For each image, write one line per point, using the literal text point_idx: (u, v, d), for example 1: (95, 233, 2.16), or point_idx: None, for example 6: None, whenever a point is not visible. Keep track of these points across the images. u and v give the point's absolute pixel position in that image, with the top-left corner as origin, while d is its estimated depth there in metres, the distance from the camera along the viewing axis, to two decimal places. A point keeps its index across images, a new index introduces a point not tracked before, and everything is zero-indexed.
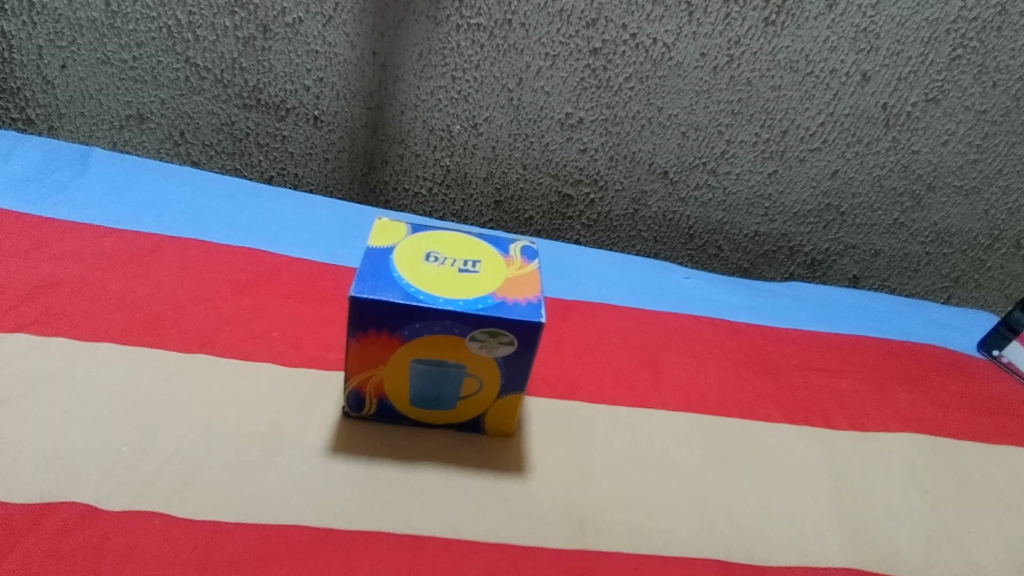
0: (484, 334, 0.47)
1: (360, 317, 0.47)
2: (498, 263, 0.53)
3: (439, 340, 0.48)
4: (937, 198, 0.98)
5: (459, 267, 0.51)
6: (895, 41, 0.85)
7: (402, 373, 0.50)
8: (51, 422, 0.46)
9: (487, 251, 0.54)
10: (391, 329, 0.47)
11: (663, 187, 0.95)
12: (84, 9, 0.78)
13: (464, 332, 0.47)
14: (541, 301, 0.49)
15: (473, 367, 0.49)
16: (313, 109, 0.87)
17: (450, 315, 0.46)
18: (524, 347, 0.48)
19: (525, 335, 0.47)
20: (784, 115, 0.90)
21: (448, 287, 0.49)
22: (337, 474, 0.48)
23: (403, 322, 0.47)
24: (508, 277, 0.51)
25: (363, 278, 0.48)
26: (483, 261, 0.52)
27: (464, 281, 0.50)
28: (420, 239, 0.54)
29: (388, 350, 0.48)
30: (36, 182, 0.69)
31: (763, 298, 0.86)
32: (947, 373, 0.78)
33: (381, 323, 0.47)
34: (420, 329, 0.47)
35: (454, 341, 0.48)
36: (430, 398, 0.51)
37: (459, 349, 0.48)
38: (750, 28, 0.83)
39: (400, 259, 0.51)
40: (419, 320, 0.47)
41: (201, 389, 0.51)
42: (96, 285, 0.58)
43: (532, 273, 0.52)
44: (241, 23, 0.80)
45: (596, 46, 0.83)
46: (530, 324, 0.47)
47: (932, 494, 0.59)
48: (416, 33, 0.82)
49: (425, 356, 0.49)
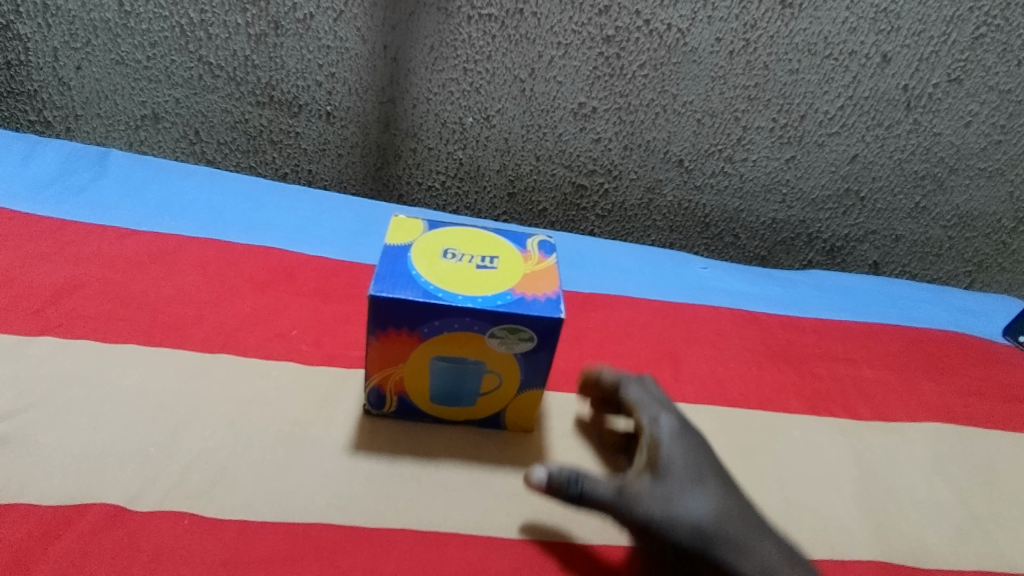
0: (504, 331, 0.47)
1: (379, 316, 0.47)
2: (516, 258, 0.52)
3: (460, 338, 0.48)
4: (960, 181, 0.96)
5: (476, 263, 0.51)
6: (917, 21, 0.82)
7: (422, 370, 0.50)
8: (79, 424, 0.47)
9: (504, 247, 0.54)
10: (411, 326, 0.47)
11: (678, 175, 0.93)
12: (97, 10, 0.79)
13: (484, 329, 0.47)
14: (560, 297, 0.48)
15: (494, 364, 0.49)
16: (325, 105, 0.86)
17: (470, 313, 0.46)
18: (545, 343, 0.48)
19: (546, 332, 0.47)
20: (802, 99, 0.88)
21: (466, 284, 0.48)
22: (360, 472, 0.48)
23: (423, 320, 0.47)
24: (526, 273, 0.51)
25: (382, 276, 0.48)
26: (501, 257, 0.52)
27: (482, 278, 0.49)
28: (436, 236, 0.54)
29: (408, 348, 0.48)
30: (57, 185, 0.70)
31: (782, 288, 0.85)
32: (972, 360, 0.77)
33: (400, 321, 0.47)
34: (439, 327, 0.47)
35: (474, 337, 0.48)
36: (450, 394, 0.52)
37: (480, 347, 0.48)
38: (766, 11, 0.81)
39: (417, 256, 0.51)
40: (438, 317, 0.47)
41: (225, 389, 0.52)
42: (118, 286, 0.59)
43: (550, 268, 0.52)
44: (252, 20, 0.80)
45: (609, 34, 0.82)
46: (551, 319, 0.46)
47: (958, 485, 0.59)
48: (427, 25, 0.81)
49: (446, 354, 0.49)
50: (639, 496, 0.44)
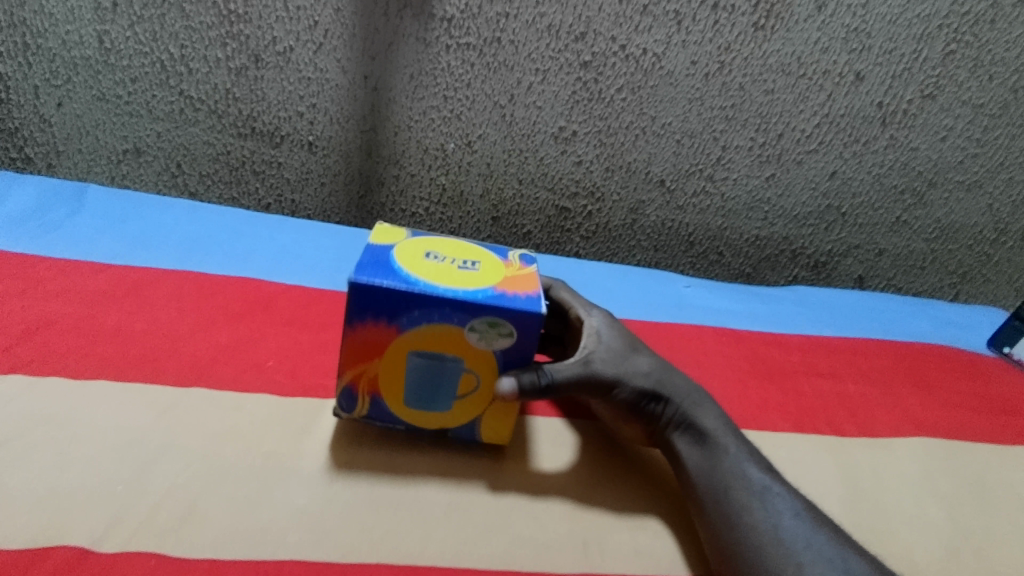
0: (483, 325, 0.48)
1: (358, 305, 0.47)
2: (497, 264, 0.53)
3: (436, 334, 0.48)
4: (939, 195, 0.97)
5: (458, 264, 0.52)
6: (887, 39, 0.84)
7: (397, 369, 0.50)
8: (47, 462, 0.46)
9: (486, 254, 0.55)
10: (389, 318, 0.47)
11: (661, 196, 0.94)
12: (78, 48, 0.79)
13: (463, 321, 0.47)
14: (541, 296, 0.49)
15: (471, 363, 0.49)
16: (307, 134, 0.87)
17: (449, 304, 0.47)
18: (523, 341, 0.48)
19: (524, 327, 0.48)
20: (779, 118, 0.89)
21: (447, 280, 0.49)
22: (335, 504, 0.47)
23: (402, 311, 0.47)
24: (508, 275, 0.51)
25: (365, 267, 0.48)
26: (482, 261, 0.53)
27: (462, 276, 0.50)
28: (420, 240, 0.54)
29: (383, 343, 0.49)
30: (34, 221, 0.70)
31: (765, 305, 0.85)
32: (959, 373, 0.77)
33: (379, 312, 0.47)
34: (418, 319, 0.47)
35: (452, 332, 0.48)
36: (424, 398, 0.51)
37: (458, 343, 0.48)
38: (739, 34, 0.83)
39: (400, 254, 0.51)
40: (418, 308, 0.47)
41: (197, 424, 0.51)
42: (93, 321, 0.58)
43: (532, 273, 0.53)
44: (232, 54, 0.81)
45: (587, 60, 0.83)
46: (531, 314, 0.47)
47: (947, 500, 0.58)
48: (407, 55, 0.82)
49: (423, 351, 0.49)
50: (603, 364, 0.54)
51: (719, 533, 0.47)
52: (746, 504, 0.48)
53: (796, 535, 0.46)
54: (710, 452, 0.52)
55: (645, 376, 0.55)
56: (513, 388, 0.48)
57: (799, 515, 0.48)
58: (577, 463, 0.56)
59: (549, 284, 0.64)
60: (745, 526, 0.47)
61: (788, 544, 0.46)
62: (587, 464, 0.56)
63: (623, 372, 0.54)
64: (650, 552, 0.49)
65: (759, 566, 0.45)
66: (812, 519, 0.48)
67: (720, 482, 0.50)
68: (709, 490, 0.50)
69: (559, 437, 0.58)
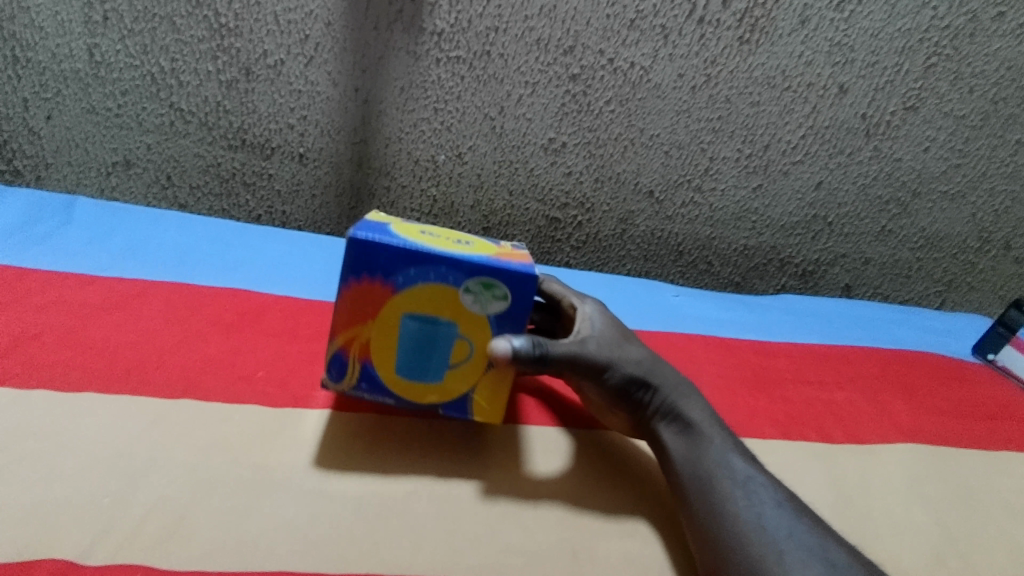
0: (478, 286, 0.50)
1: (356, 260, 0.49)
2: (488, 244, 0.56)
3: (431, 293, 0.50)
4: (923, 204, 0.99)
5: (453, 240, 0.54)
6: (869, 53, 0.86)
7: (390, 332, 0.51)
8: (33, 476, 0.45)
9: (475, 238, 0.58)
10: (385, 276, 0.49)
11: (650, 206, 0.95)
12: (68, 61, 0.80)
13: (458, 281, 0.50)
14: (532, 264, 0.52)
15: (464, 326, 0.51)
16: (298, 146, 0.88)
17: (445, 263, 0.49)
18: (516, 304, 0.50)
19: (518, 288, 0.50)
20: (765, 130, 0.91)
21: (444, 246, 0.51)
22: (324, 515, 0.47)
23: (399, 269, 0.49)
24: (500, 251, 0.55)
25: (365, 229, 0.50)
26: (474, 241, 0.56)
27: (458, 247, 0.52)
28: (413, 224, 0.57)
29: (378, 303, 0.50)
30: (22, 233, 0.70)
31: (753, 313, 0.86)
32: (944, 380, 0.78)
33: (376, 269, 0.49)
34: (413, 278, 0.49)
35: (447, 294, 0.50)
36: (415, 367, 0.52)
37: (452, 305, 0.50)
38: (725, 48, 0.84)
39: (397, 228, 0.54)
40: (415, 266, 0.49)
41: (186, 435, 0.51)
42: (81, 333, 0.58)
43: (522, 253, 0.56)
44: (223, 67, 0.81)
45: (575, 73, 0.85)
46: (525, 275, 0.50)
47: (934, 505, 0.58)
48: (397, 68, 0.83)
49: (417, 312, 0.51)
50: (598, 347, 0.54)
51: (704, 525, 0.49)
52: (731, 495, 0.49)
53: (778, 524, 0.48)
54: (697, 443, 0.54)
55: (636, 363, 0.56)
56: (508, 348, 0.48)
57: (781, 507, 0.49)
58: (568, 469, 0.56)
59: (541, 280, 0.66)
60: (729, 517, 0.48)
61: (770, 533, 0.47)
62: (577, 471, 0.56)
63: (617, 357, 0.55)
64: (638, 561, 0.49)
65: (743, 555, 0.46)
66: (794, 510, 0.49)
67: (709, 489, 0.50)
68: (695, 483, 0.51)
69: (549, 442, 0.59)
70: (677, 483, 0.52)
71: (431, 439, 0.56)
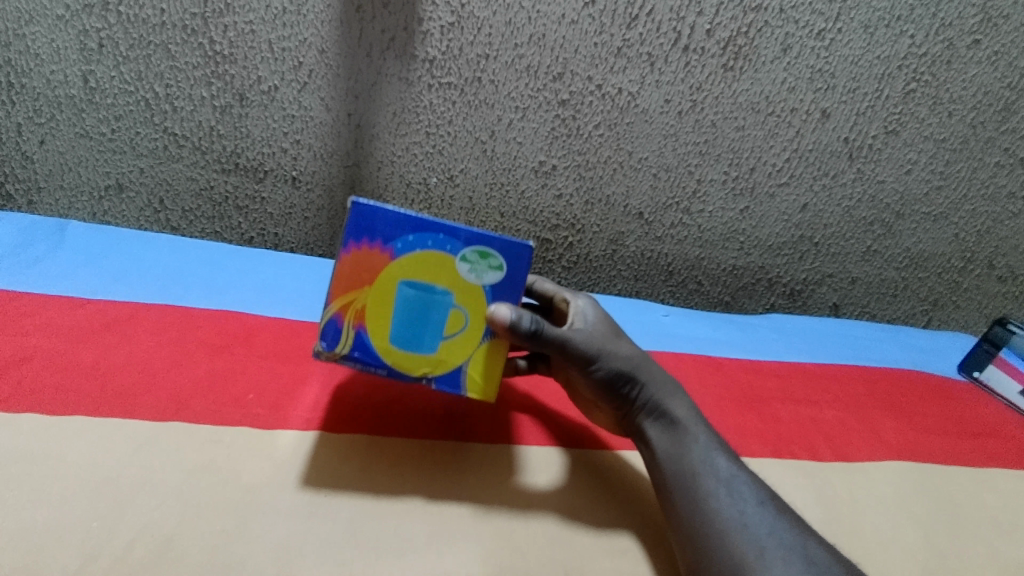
0: (475, 255, 0.54)
1: (359, 224, 0.52)
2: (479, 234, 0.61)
3: (427, 260, 0.53)
4: (907, 225, 1.01)
5: None
6: (850, 79, 0.88)
7: (386, 299, 0.54)
8: (17, 500, 0.44)
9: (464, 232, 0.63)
10: (385, 241, 0.53)
11: (640, 228, 0.97)
12: (62, 87, 0.81)
13: (455, 250, 0.53)
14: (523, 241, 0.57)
15: (459, 295, 0.54)
16: (291, 170, 0.89)
17: (444, 231, 0.53)
18: (510, 274, 0.54)
19: (512, 258, 0.54)
20: (750, 153, 0.93)
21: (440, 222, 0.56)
22: (315, 538, 0.47)
23: (398, 235, 0.53)
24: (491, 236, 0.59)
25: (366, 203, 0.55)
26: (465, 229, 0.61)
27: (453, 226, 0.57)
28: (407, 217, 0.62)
29: (376, 269, 0.53)
30: (12, 257, 0.70)
31: (742, 332, 0.86)
32: (930, 398, 0.78)
33: (377, 234, 0.52)
34: (412, 244, 0.53)
35: (444, 262, 0.53)
36: (410, 337, 0.54)
37: (448, 272, 0.54)
38: (710, 74, 0.86)
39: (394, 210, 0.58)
40: (415, 232, 0.53)
41: (174, 458, 0.50)
42: (69, 355, 0.58)
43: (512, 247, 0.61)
44: (217, 93, 0.82)
45: (564, 98, 0.87)
46: (518, 244, 0.54)
47: (923, 523, 0.58)
48: (389, 94, 0.85)
49: (413, 280, 0.54)
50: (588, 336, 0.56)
51: (688, 524, 0.50)
52: (714, 491, 0.51)
53: (761, 525, 0.48)
54: (681, 440, 0.55)
55: (624, 368, 0.57)
56: (509, 315, 0.53)
57: (763, 505, 0.50)
58: (561, 488, 0.56)
59: (532, 280, 0.68)
60: (712, 514, 0.49)
61: (752, 531, 0.48)
62: (570, 491, 0.56)
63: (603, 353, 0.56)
64: None
65: (725, 552, 0.47)
66: (775, 508, 0.50)
67: (700, 505, 0.50)
68: (679, 482, 0.52)
69: (544, 458, 0.59)
70: (662, 481, 0.53)
71: (423, 458, 0.56)
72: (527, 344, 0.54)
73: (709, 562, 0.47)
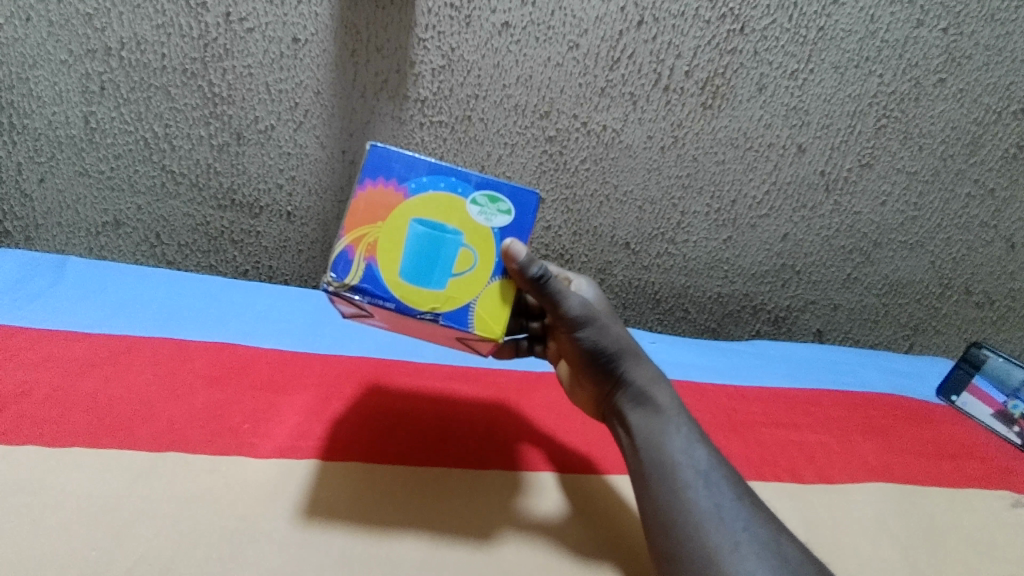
0: (485, 199, 0.57)
1: (376, 165, 0.56)
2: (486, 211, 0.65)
3: (439, 199, 0.56)
4: (885, 253, 1.05)
5: None
6: (824, 116, 0.93)
7: (398, 233, 0.56)
8: (17, 531, 0.45)
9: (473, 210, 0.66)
10: (399, 181, 0.56)
11: (627, 257, 1.00)
12: (63, 128, 0.83)
13: (465, 192, 0.56)
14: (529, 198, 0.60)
15: (469, 235, 0.56)
16: (287, 205, 0.91)
17: (455, 174, 0.56)
18: (517, 221, 0.57)
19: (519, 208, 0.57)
20: (731, 186, 0.97)
21: None
22: (309, 567, 0.47)
23: (412, 176, 0.56)
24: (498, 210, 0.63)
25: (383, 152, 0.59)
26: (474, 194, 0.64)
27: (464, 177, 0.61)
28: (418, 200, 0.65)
29: (390, 206, 0.56)
30: (11, 292, 0.71)
31: (726, 359, 0.88)
32: (910, 421, 0.81)
33: (392, 174, 0.56)
34: (425, 185, 0.56)
35: (455, 202, 0.56)
36: (420, 271, 0.56)
37: (458, 211, 0.56)
38: (689, 112, 0.91)
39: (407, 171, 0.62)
40: (427, 174, 0.56)
41: (172, 486, 0.51)
42: (66, 387, 0.59)
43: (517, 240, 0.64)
44: (215, 132, 0.85)
45: (551, 134, 0.90)
46: (525, 191, 0.57)
47: (903, 542, 0.60)
48: (383, 132, 0.88)
49: (425, 218, 0.56)
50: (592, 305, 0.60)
51: (668, 523, 0.50)
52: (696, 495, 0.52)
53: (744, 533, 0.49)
54: (662, 440, 0.56)
55: None
56: (522, 252, 0.55)
57: (744, 505, 0.51)
58: (554, 514, 0.57)
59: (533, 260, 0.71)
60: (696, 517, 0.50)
61: (730, 526, 0.49)
62: (563, 516, 0.57)
63: (592, 330, 0.59)
64: None
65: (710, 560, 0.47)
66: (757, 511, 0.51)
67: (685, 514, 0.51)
68: (660, 482, 0.53)
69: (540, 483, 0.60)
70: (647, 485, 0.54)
71: (419, 484, 0.57)
72: (529, 287, 0.57)
73: (688, 558, 0.48)
